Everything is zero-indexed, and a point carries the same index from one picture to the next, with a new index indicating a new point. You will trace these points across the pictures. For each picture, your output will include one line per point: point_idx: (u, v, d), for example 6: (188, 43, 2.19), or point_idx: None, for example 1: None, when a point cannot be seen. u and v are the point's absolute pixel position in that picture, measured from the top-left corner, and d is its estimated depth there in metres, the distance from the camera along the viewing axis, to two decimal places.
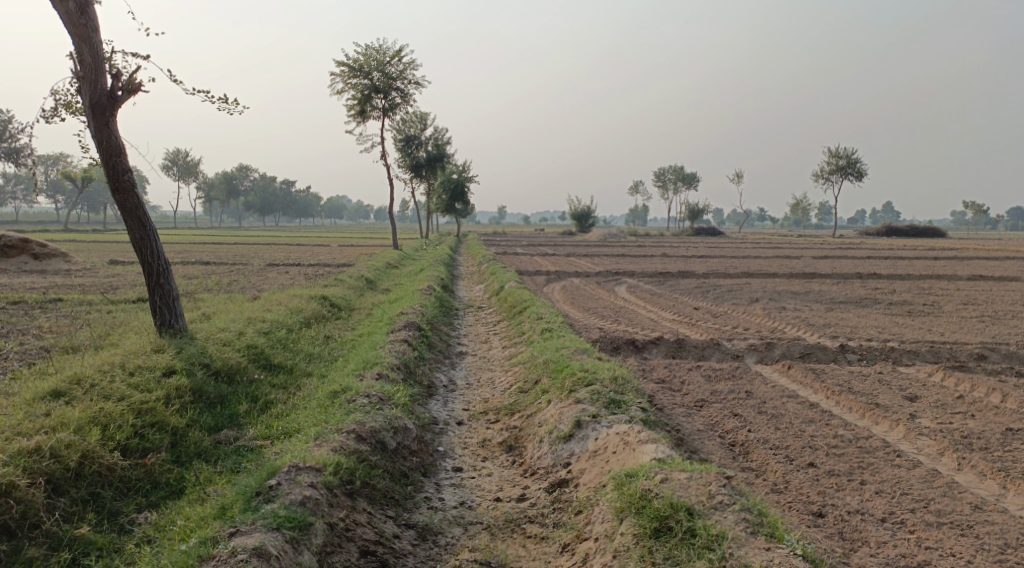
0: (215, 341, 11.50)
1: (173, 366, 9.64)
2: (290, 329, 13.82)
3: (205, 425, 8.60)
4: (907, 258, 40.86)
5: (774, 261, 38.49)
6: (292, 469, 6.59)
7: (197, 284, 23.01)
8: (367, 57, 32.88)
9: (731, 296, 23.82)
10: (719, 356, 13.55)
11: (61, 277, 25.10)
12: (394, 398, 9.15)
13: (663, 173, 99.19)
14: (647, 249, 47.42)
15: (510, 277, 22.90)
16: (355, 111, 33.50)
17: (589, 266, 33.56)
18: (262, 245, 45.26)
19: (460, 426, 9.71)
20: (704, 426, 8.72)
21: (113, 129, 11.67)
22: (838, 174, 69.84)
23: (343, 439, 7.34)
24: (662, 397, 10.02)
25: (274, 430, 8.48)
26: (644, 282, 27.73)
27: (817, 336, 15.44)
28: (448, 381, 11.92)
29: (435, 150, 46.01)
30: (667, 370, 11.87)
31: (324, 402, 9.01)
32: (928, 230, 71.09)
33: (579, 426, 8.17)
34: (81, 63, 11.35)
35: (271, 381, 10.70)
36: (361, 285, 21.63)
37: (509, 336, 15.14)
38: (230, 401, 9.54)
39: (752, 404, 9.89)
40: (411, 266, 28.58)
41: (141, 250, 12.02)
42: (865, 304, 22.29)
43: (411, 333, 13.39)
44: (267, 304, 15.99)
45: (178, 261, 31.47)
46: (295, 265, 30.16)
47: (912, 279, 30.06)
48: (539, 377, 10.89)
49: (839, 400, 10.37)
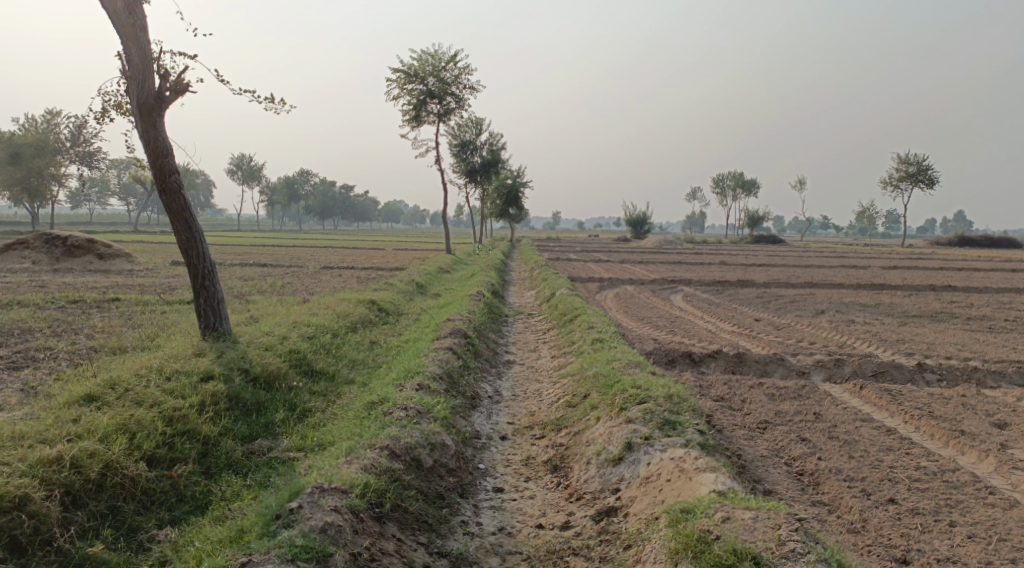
0: (257, 346, 11.18)
1: (211, 371, 9.32)
2: (335, 334, 13.50)
3: (239, 434, 8.23)
4: (983, 270, 38.89)
5: (839, 271, 37.02)
6: (316, 490, 6.17)
7: (251, 285, 23.02)
8: (423, 62, 32.72)
9: (794, 307, 22.82)
10: (783, 373, 12.75)
11: (123, 277, 25.45)
12: (434, 411, 8.65)
13: (723, 179, 97.15)
14: (705, 256, 46.23)
15: (562, 284, 22.30)
16: (411, 116, 33.35)
17: (645, 273, 32.76)
18: (319, 248, 45.60)
19: (504, 442, 9.18)
20: (768, 452, 8.08)
21: (161, 130, 11.50)
22: (908, 181, 67.19)
23: (374, 457, 6.88)
24: (722, 417, 9.34)
25: (309, 442, 8.08)
26: (701, 291, 26.77)
27: (890, 353, 14.51)
28: (493, 392, 11.40)
29: (491, 155, 45.70)
30: (727, 387, 11.14)
31: (361, 414, 8.56)
32: (1003, 241, 67.86)
33: (629, 448, 7.55)
34: (129, 63, 11.22)
35: (312, 387, 10.32)
36: (411, 289, 21.30)
37: (559, 346, 14.56)
38: (267, 409, 9.15)
39: (822, 428, 9.16)
40: (462, 271, 28.19)
41: (186, 252, 11.78)
42: (940, 318, 21.09)
43: (457, 340, 12.93)
44: (314, 308, 15.73)
45: (236, 263, 31.75)
46: (349, 269, 30.11)
47: (990, 293, 28.41)
48: (588, 391, 10.30)
49: (919, 426, 9.58)
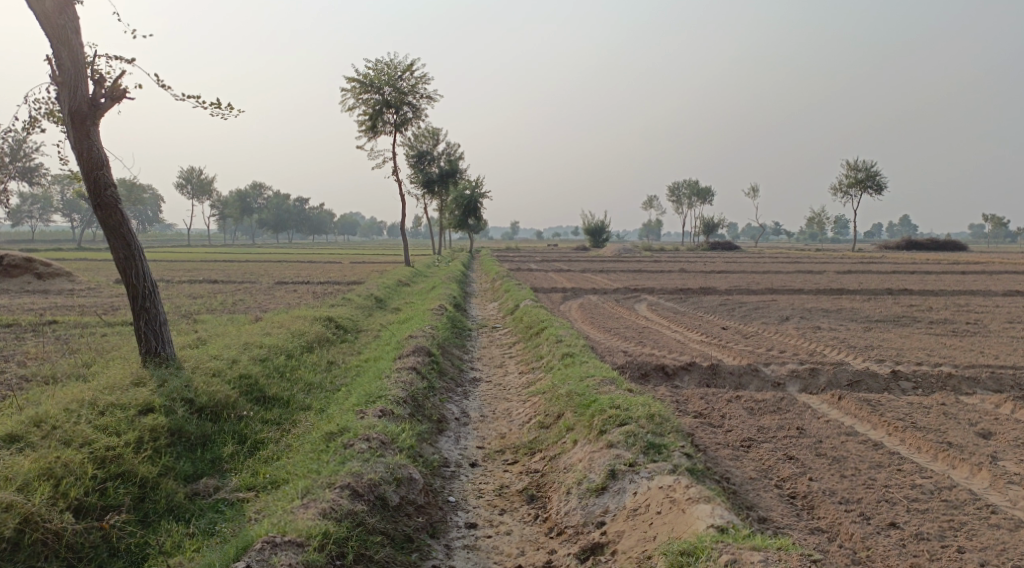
0: (203, 371, 10.37)
1: (151, 403, 8.52)
2: (289, 355, 12.73)
3: (181, 473, 7.52)
4: (935, 273, 39.49)
5: (797, 276, 37.17)
6: (267, 545, 5.55)
7: (201, 304, 22.01)
8: (378, 71, 31.99)
9: (758, 314, 22.64)
10: (758, 385, 12.35)
11: (64, 297, 24.18)
12: (398, 440, 7.98)
13: (678, 186, 97.99)
14: (664, 264, 46.17)
15: (525, 295, 21.74)
16: (366, 126, 32.58)
17: (607, 282, 32.46)
18: (273, 263, 44.39)
19: (473, 469, 8.57)
20: (757, 474, 7.59)
21: (95, 140, 10.64)
22: (857, 187, 68.32)
23: (334, 498, 6.22)
24: (703, 435, 8.83)
25: (260, 479, 7.42)
26: (665, 300, 26.47)
27: (863, 361, 14.24)
28: (460, 414, 10.75)
29: (448, 165, 45.09)
30: (703, 402, 10.67)
31: (318, 446, 7.83)
32: (948, 244, 69.48)
33: (613, 477, 7.00)
34: (60, 68, 10.36)
35: (265, 416, 9.56)
36: (370, 304, 20.55)
37: (526, 361, 13.97)
38: (213, 442, 8.39)
39: (808, 444, 8.71)
40: (422, 284, 27.48)
41: (125, 272, 10.91)
42: (903, 322, 21.06)
43: (420, 359, 12.26)
44: (267, 327, 14.90)
45: (185, 279, 30.54)
46: (304, 283, 29.20)
47: (946, 296, 28.64)
48: (562, 411, 9.73)
49: (905, 439, 9.20)
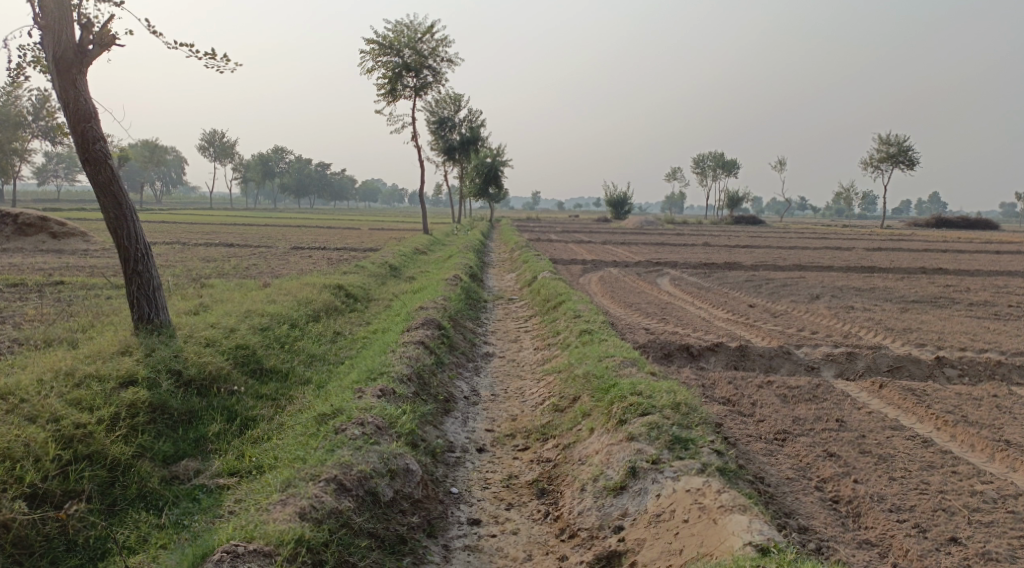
0: (196, 341, 9.66)
1: (134, 375, 7.85)
2: (293, 324, 12.06)
3: (159, 455, 6.89)
4: (967, 251, 38.16)
5: (824, 252, 35.99)
6: (228, 557, 5.01)
7: (212, 267, 21.41)
8: (398, 33, 30.96)
9: (786, 291, 21.68)
10: (790, 369, 11.51)
11: (77, 257, 23.67)
12: (397, 424, 7.26)
13: (704, 158, 96.07)
14: (686, 237, 45.07)
15: (543, 266, 20.92)
16: (386, 90, 31.61)
17: (629, 254, 31.54)
18: (292, 228, 43.64)
19: (480, 454, 7.87)
20: (794, 473, 6.83)
21: (82, 90, 9.88)
22: (889, 162, 66.41)
23: (316, 495, 5.67)
24: (732, 426, 8.05)
25: (245, 463, 6.78)
26: (688, 274, 25.52)
27: (902, 345, 13.34)
28: (470, 393, 10.03)
29: (469, 132, 44.03)
30: (732, 387, 9.88)
31: (310, 429, 7.14)
32: (980, 223, 67.52)
33: (633, 475, 6.23)
34: (43, 10, 9.62)
35: (260, 390, 8.85)
36: (383, 272, 19.82)
37: (543, 336, 13.21)
38: (199, 419, 7.70)
39: (850, 439, 7.90)
40: (440, 252, 26.77)
41: (115, 232, 10.17)
42: (940, 303, 20.04)
43: (429, 332, 11.52)
44: (272, 293, 14.22)
45: (201, 242, 29.98)
46: (320, 249, 28.55)
47: (984, 276, 27.39)
48: (578, 393, 8.99)
49: (956, 435, 8.36)
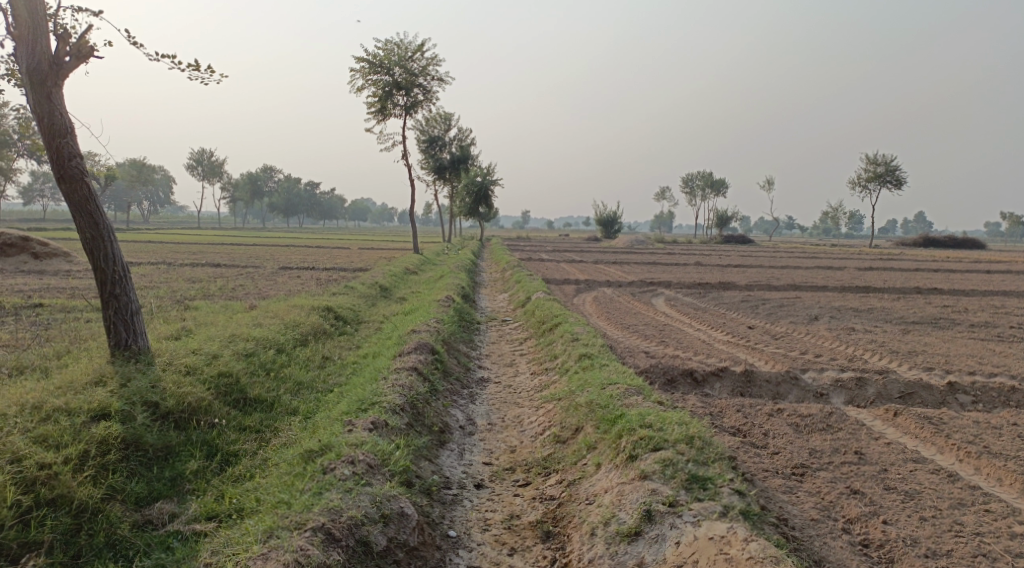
0: (176, 369, 9.10)
1: (107, 407, 7.30)
2: (280, 349, 11.54)
3: (131, 497, 6.38)
4: (959, 271, 37.97)
5: (817, 271, 35.68)
6: None
7: (198, 288, 20.82)
8: (389, 51, 30.64)
9: (784, 312, 21.29)
10: (799, 395, 11.07)
11: (58, 278, 23.01)
12: (390, 461, 6.75)
13: (693, 178, 96.20)
14: (678, 256, 44.73)
15: (537, 287, 20.45)
16: (376, 109, 31.24)
17: (622, 274, 31.10)
18: (280, 248, 43.00)
19: (479, 491, 7.36)
20: (819, 513, 6.37)
21: (58, 104, 9.40)
22: (877, 181, 66.57)
23: (302, 548, 5.38)
24: (747, 459, 7.59)
25: (225, 505, 6.27)
26: (683, 295, 25.10)
27: (910, 368, 12.92)
28: (465, 422, 9.50)
29: (459, 151, 43.69)
30: (741, 415, 9.41)
31: (295, 467, 6.62)
32: (968, 243, 67.62)
33: (649, 519, 5.93)
34: (16, 21, 9.17)
35: (242, 422, 8.26)
36: (374, 294, 19.29)
37: (540, 360, 12.71)
38: (177, 455, 7.14)
39: (872, 474, 7.45)
40: (430, 272, 26.28)
41: (91, 253, 9.62)
42: (941, 324, 19.69)
43: (422, 357, 11.01)
44: (258, 316, 13.66)
45: (187, 263, 29.34)
46: (309, 269, 27.96)
47: (980, 296, 27.09)
48: (581, 424, 8.51)
49: (980, 467, 7.92)
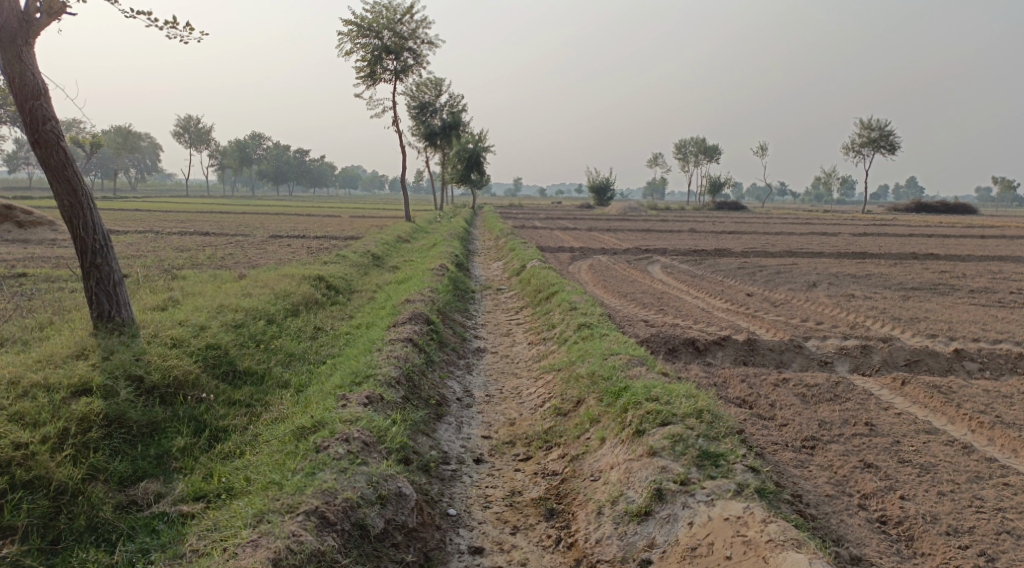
0: (161, 341, 8.74)
1: (88, 382, 6.95)
2: (271, 320, 11.19)
3: (115, 476, 6.08)
4: (952, 236, 37.77)
5: (811, 238, 35.38)
6: None
7: (186, 258, 20.38)
8: (377, 14, 29.86)
9: (781, 279, 21.03)
10: (803, 364, 10.81)
11: (43, 248, 22.47)
12: (387, 437, 6.47)
13: (686, 145, 95.49)
14: (671, 223, 44.39)
15: (532, 254, 20.08)
16: (365, 74, 30.54)
17: (616, 242, 30.74)
18: (270, 216, 42.34)
19: (479, 465, 7.09)
20: (833, 488, 6.14)
21: (30, 63, 8.90)
22: (870, 146, 66.14)
23: (295, 534, 5.10)
24: (755, 432, 7.33)
25: (213, 485, 5.98)
26: (679, 262, 24.79)
27: (913, 336, 12.68)
28: (462, 394, 9.22)
29: (451, 117, 42.98)
30: (746, 386, 9.15)
31: (287, 445, 6.33)
32: (960, 208, 67.42)
33: (659, 499, 5.70)
34: None
35: (232, 396, 7.91)
36: (366, 262, 18.90)
37: (537, 330, 12.42)
38: (164, 432, 6.82)
39: (885, 446, 7.22)
40: (423, 240, 25.87)
41: (70, 221, 9.21)
42: (939, 290, 19.47)
43: (417, 327, 10.69)
44: (248, 286, 13.27)
45: (175, 231, 28.79)
46: (300, 238, 27.47)
47: (976, 262, 26.89)
48: (583, 396, 8.23)
49: (994, 438, 7.71)
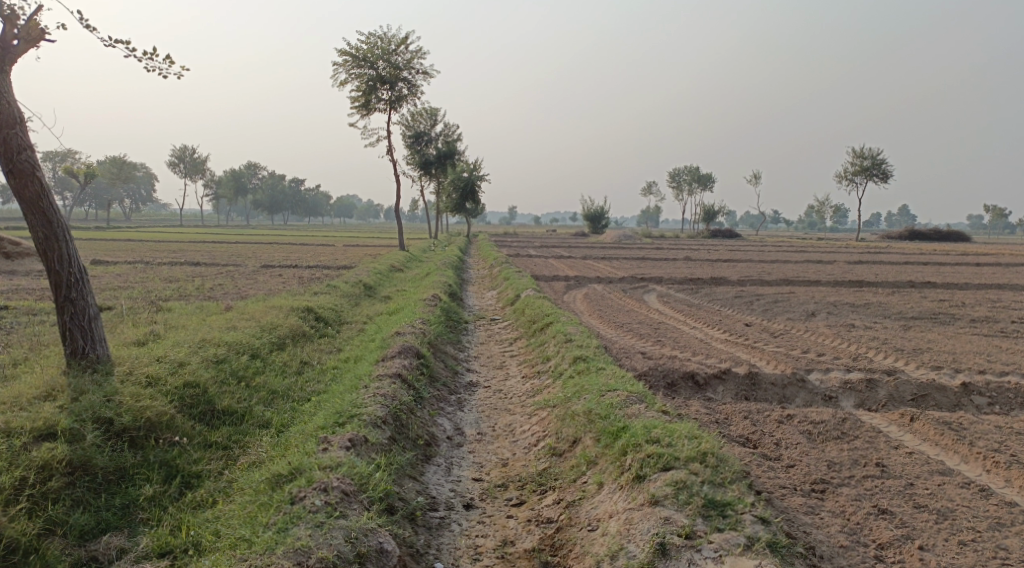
0: (136, 380, 8.31)
1: (52, 425, 6.51)
2: (256, 354, 10.78)
3: (76, 530, 5.69)
4: (948, 264, 37.54)
5: (807, 266, 35.10)
6: None
7: (173, 289, 19.95)
8: (371, 45, 29.81)
9: (779, 308, 20.71)
10: (806, 399, 10.43)
11: (28, 279, 21.99)
12: (368, 485, 6.06)
13: (678, 174, 95.74)
14: (665, 251, 44.17)
15: (526, 284, 19.72)
16: (359, 103, 30.40)
17: (612, 270, 30.42)
18: (262, 245, 41.92)
19: (470, 512, 6.64)
20: (846, 537, 5.77)
21: (4, 90, 8.59)
22: (863, 174, 66.25)
23: None
24: (762, 473, 6.95)
25: (179, 539, 5.65)
26: (675, 291, 24.47)
27: (918, 367, 12.33)
28: (452, 433, 8.80)
29: (445, 147, 42.89)
30: (749, 422, 8.77)
31: (261, 495, 5.93)
32: (953, 236, 67.38)
33: (663, 554, 5.37)
34: None
35: (208, 437, 7.37)
36: (358, 293, 18.51)
37: (531, 363, 12.02)
38: (131, 479, 6.36)
39: (899, 488, 6.83)
40: (416, 269, 25.51)
41: (44, 254, 8.82)
42: (940, 320, 19.14)
43: (406, 362, 10.28)
44: (234, 318, 12.86)
45: (165, 261, 28.36)
46: (292, 268, 27.07)
47: (974, 290, 26.61)
48: (579, 435, 7.84)
49: (1011, 480, 7.35)
